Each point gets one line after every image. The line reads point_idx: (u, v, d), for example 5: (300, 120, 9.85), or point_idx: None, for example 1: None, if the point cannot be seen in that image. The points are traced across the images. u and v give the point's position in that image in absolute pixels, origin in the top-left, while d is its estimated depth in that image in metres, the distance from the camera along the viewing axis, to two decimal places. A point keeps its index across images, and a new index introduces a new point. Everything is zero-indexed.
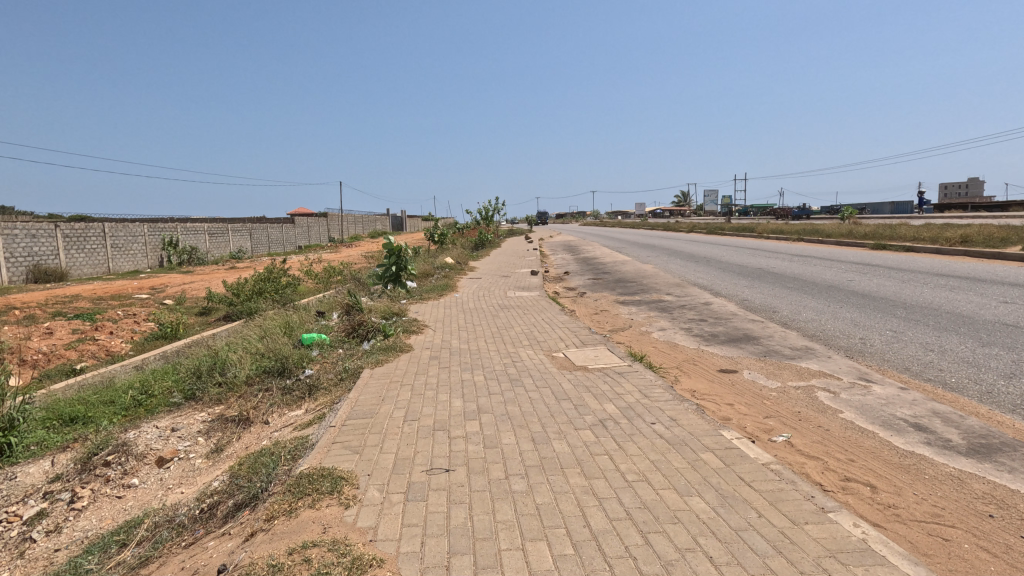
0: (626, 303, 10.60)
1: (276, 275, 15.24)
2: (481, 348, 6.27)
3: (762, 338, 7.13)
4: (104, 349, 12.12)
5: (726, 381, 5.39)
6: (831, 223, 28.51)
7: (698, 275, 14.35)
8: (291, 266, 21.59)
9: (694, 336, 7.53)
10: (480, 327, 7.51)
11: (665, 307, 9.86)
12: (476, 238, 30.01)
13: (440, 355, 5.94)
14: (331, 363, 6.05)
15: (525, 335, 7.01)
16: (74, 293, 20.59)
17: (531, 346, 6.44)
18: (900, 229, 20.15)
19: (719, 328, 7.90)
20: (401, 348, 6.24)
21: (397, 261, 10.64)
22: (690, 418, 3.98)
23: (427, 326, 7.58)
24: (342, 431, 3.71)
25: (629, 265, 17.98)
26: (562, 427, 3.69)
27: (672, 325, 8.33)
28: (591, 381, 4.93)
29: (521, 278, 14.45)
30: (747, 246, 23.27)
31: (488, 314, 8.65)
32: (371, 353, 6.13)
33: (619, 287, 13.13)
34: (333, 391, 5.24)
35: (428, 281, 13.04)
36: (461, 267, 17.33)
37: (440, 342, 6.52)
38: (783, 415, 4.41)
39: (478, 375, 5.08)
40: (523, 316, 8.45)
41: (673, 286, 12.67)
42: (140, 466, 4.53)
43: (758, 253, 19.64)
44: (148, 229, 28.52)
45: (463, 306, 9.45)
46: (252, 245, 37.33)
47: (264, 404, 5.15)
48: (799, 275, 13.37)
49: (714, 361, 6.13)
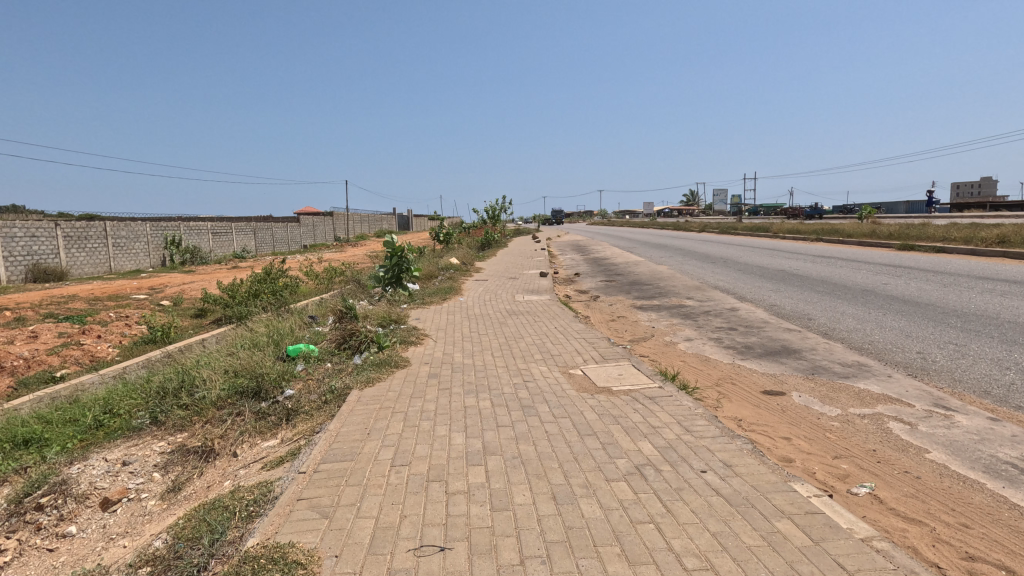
0: (644, 308, 9.79)
1: (275, 275, 14.55)
2: (488, 363, 5.51)
3: (804, 351, 6.31)
4: (89, 355, 11.46)
5: (776, 406, 4.58)
6: (850, 223, 27.53)
7: (717, 277, 13.56)
8: (292, 267, 20.97)
9: (725, 348, 6.72)
10: (486, 337, 6.74)
11: (687, 313, 9.04)
12: (483, 237, 29.22)
13: (441, 372, 5.17)
14: (317, 381, 5.27)
15: (536, 347, 6.23)
16: (70, 294, 20.01)
17: (545, 361, 5.66)
18: (927, 229, 19.20)
19: (752, 339, 7.08)
20: (397, 364, 5.45)
21: (398, 262, 9.91)
22: (748, 462, 3.18)
23: (428, 335, 6.82)
24: (312, 483, 2.95)
25: (643, 267, 17.16)
26: (590, 479, 2.92)
27: (699, 334, 7.53)
28: (618, 408, 4.14)
29: (530, 280, 13.67)
30: (764, 245, 22.35)
31: (495, 321, 7.89)
32: (362, 369, 5.37)
33: (634, 290, 12.32)
34: (314, 418, 4.47)
35: (431, 283, 12.29)
36: (467, 268, 16.60)
37: (441, 356, 5.75)
38: (856, 455, 3.61)
39: (484, 399, 4.31)
40: (535, 324, 7.67)
41: (693, 289, 11.85)
42: (80, 510, 3.78)
43: (777, 253, 18.78)
44: (151, 228, 27.99)
45: (468, 311, 8.67)
46: (256, 245, 36.73)
47: (232, 432, 4.39)
48: (826, 278, 12.54)
49: (755, 379, 5.32)
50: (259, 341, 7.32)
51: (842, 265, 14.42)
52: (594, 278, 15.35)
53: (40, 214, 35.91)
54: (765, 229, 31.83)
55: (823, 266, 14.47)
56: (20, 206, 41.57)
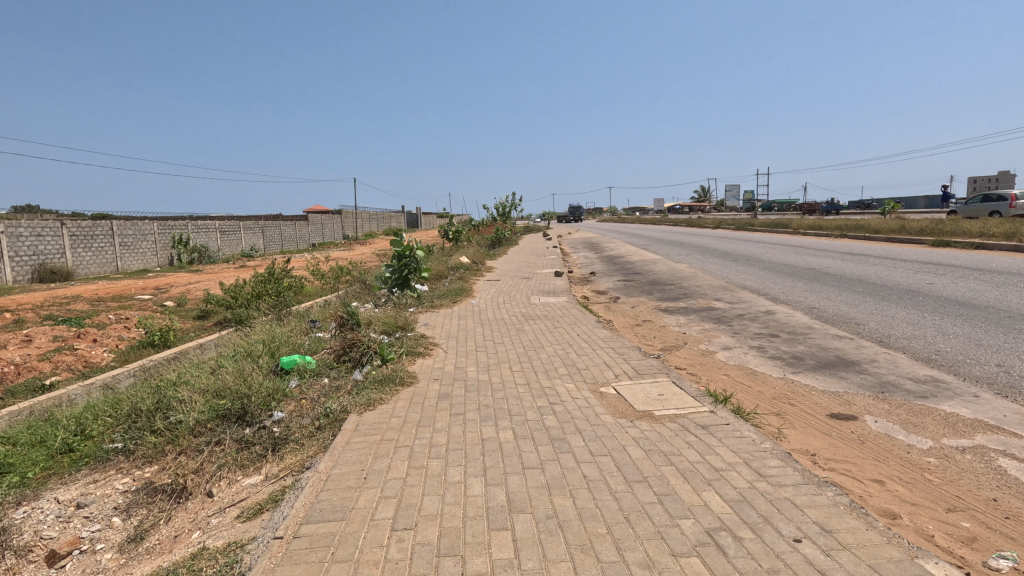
0: (670, 312, 9.02)
1: (278, 276, 13.95)
2: (507, 378, 4.80)
3: (865, 363, 5.55)
4: (82, 361, 10.91)
5: (852, 436, 3.83)
6: (875, 218, 26.46)
7: (742, 277, 12.83)
8: (299, 266, 20.39)
9: (771, 360, 5.96)
10: (501, 347, 6.02)
11: (719, 317, 8.27)
12: (493, 235, 28.53)
13: (452, 391, 4.47)
14: (311, 402, 4.59)
15: (560, 359, 5.52)
16: (74, 294, 19.55)
17: (571, 377, 4.94)
18: (960, 225, 18.24)
19: (799, 348, 6.32)
20: (402, 382, 4.74)
21: (405, 264, 9.23)
22: (852, 526, 2.45)
23: (437, 345, 6.11)
24: (289, 557, 2.28)
25: (662, 265, 16.39)
26: (652, 555, 2.21)
27: (737, 342, 6.78)
28: (666, 441, 3.42)
29: (545, 280, 12.95)
30: (787, 242, 21.42)
31: (511, 327, 7.18)
32: (363, 387, 4.68)
33: (656, 291, 11.56)
34: (304, 451, 3.78)
35: (441, 284, 11.61)
36: (478, 267, 15.92)
37: (452, 372, 5.05)
38: (974, 507, 2.87)
39: (504, 429, 3.61)
40: (555, 331, 6.94)
41: (721, 289, 11.07)
42: (21, 567, 3.14)
43: (801, 250, 17.95)
44: (158, 227, 27.57)
45: (480, 316, 7.96)
46: (263, 244, 36.27)
47: (208, 466, 3.73)
48: (861, 277, 11.74)
49: (818, 401, 4.56)
50: (253, 351, 6.65)
51: (874, 263, 13.63)
52: (612, 278, 14.57)
53: (51, 214, 35.76)
54: (784, 226, 30.85)
55: (856, 265, 13.62)
56: (33, 206, 41.56)
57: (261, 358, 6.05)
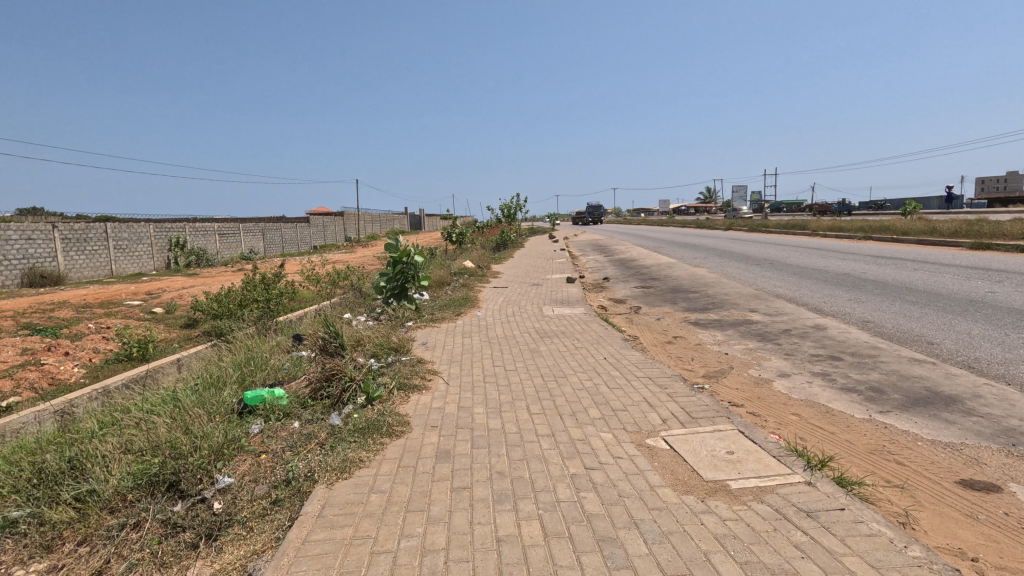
0: (703, 326, 7.91)
1: (269, 283, 12.92)
2: (525, 425, 3.74)
3: (968, 399, 4.46)
4: (48, 378, 9.88)
5: (1011, 523, 2.75)
6: (896, 219, 25.31)
7: (774, 283, 11.75)
8: (295, 270, 19.40)
9: (844, 392, 4.87)
10: (514, 376, 4.94)
11: (763, 334, 7.18)
12: (498, 237, 27.49)
13: (456, 448, 3.40)
14: (272, 458, 3.53)
15: (590, 394, 4.45)
16: (60, 300, 18.58)
17: (606, 422, 3.86)
18: (997, 226, 17.09)
19: (873, 375, 5.25)
20: (389, 432, 3.68)
21: (402, 272, 8.16)
22: None
23: (437, 374, 5.04)
24: None
25: (681, 270, 15.33)
26: None
27: (794, 367, 5.72)
28: (765, 544, 2.36)
29: (556, 287, 11.90)
30: (808, 245, 20.26)
31: (525, 348, 6.12)
32: (341, 439, 3.61)
33: (680, 300, 10.48)
34: (251, 542, 2.71)
35: (443, 292, 10.59)
36: (483, 272, 14.91)
37: (455, 415, 3.98)
38: None
39: (529, 522, 2.54)
40: (577, 353, 5.89)
41: (753, 298, 9.99)
42: None
43: (827, 253, 16.86)
44: (154, 228, 26.59)
45: (487, 334, 6.86)
46: (263, 246, 35.29)
47: (116, 566, 2.66)
48: (907, 283, 10.63)
49: (933, 459, 3.48)
50: (216, 381, 5.57)
51: (913, 268, 12.54)
52: (629, 284, 13.51)
53: (51, 216, 34.94)
54: (799, 227, 29.73)
55: (896, 270, 12.52)
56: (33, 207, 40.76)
57: (224, 391, 5.01)
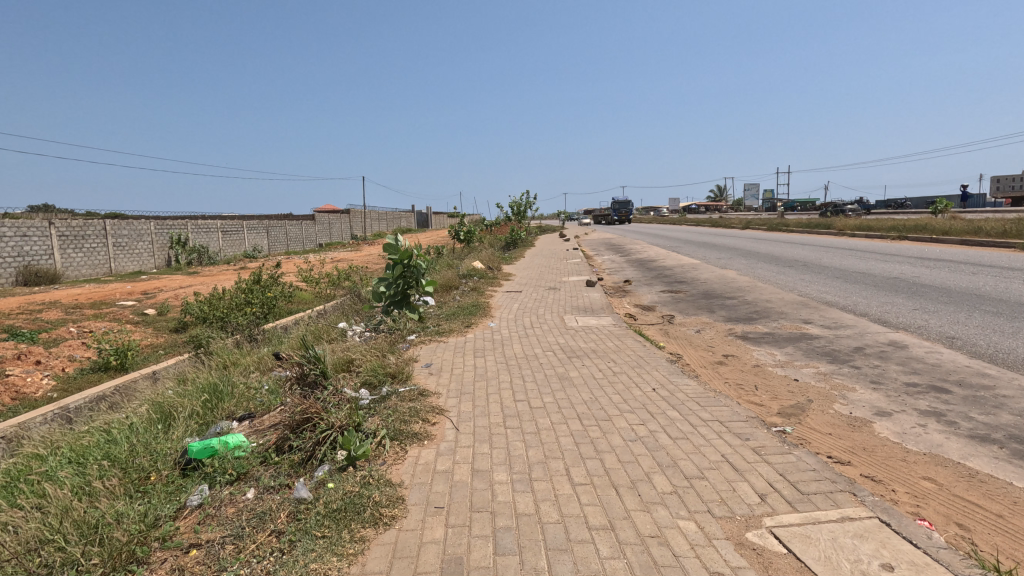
0: (755, 343, 6.74)
1: (263, 286, 11.90)
2: (570, 511, 2.61)
3: None
4: (12, 391, 8.84)
5: None
6: (927, 218, 23.92)
7: (820, 289, 10.53)
8: (295, 269, 18.38)
9: (979, 442, 3.70)
10: (542, 418, 3.80)
11: (832, 355, 6.00)
12: (507, 236, 26.39)
13: (471, 555, 2.28)
14: (201, 560, 2.41)
15: (649, 449, 3.31)
16: (52, 299, 17.62)
17: (683, 503, 2.71)
18: None
19: (1005, 416, 4.07)
20: (374, 519, 2.56)
21: (404, 277, 7.06)
22: None
23: (444, 414, 3.91)
24: None
25: (707, 272, 14.14)
26: None
27: (892, 401, 4.53)
28: None
29: (576, 291, 10.76)
30: (840, 245, 18.95)
31: (551, 372, 4.99)
32: (308, 529, 2.50)
33: (718, 308, 9.31)
34: None
35: (451, 297, 9.50)
36: (494, 274, 13.81)
37: (468, 487, 2.85)
38: None
39: None
40: (617, 380, 4.75)
41: (802, 307, 8.79)
42: None
43: (865, 255, 15.59)
44: (155, 225, 25.57)
45: (503, 353, 5.73)
46: (267, 244, 34.30)
47: None
48: (975, 290, 9.41)
49: None
50: (167, 422, 4.49)
51: (973, 272, 11.28)
52: (653, 287, 12.34)
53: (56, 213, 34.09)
54: (822, 226, 28.35)
55: (953, 274, 11.26)
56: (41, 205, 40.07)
57: (170, 437, 3.93)
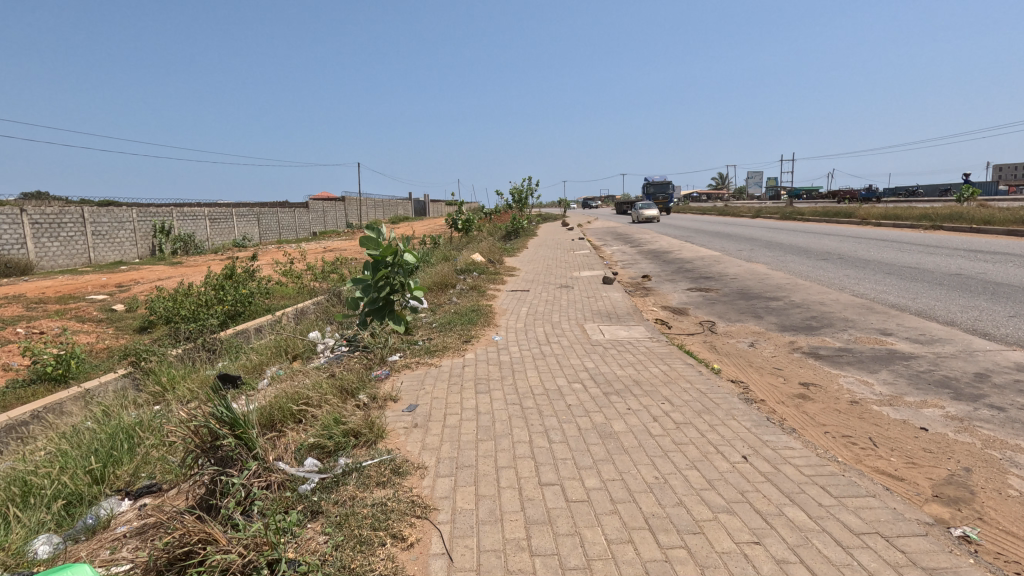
0: (836, 366, 5.24)
1: (236, 281, 10.33)
2: None
3: None
4: None
5: None
6: (955, 207, 22.38)
7: (876, 288, 9.06)
8: (280, 260, 16.78)
9: None
10: (591, 532, 2.31)
11: (952, 386, 4.50)
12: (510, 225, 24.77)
13: None
14: None
15: None
16: (14, 294, 15.97)
17: None
18: None
19: None
20: None
21: (387, 280, 5.55)
22: None
23: (428, 520, 2.41)
24: None
25: (735, 266, 12.65)
26: None
27: None
28: None
29: (593, 290, 9.26)
30: (870, 235, 17.47)
31: (585, 422, 3.48)
32: None
33: (764, 312, 7.82)
34: None
35: (447, 299, 7.99)
36: (496, 268, 12.31)
37: None
38: None
39: None
40: (684, 438, 3.25)
41: (870, 313, 7.28)
42: None
43: (906, 246, 14.11)
44: (137, 213, 23.80)
45: (515, 386, 4.22)
46: (258, 233, 32.53)
47: None
48: None
49: None
50: (4, 520, 2.95)
51: None
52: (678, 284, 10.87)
53: (38, 201, 32.27)
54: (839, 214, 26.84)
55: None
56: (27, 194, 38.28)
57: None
